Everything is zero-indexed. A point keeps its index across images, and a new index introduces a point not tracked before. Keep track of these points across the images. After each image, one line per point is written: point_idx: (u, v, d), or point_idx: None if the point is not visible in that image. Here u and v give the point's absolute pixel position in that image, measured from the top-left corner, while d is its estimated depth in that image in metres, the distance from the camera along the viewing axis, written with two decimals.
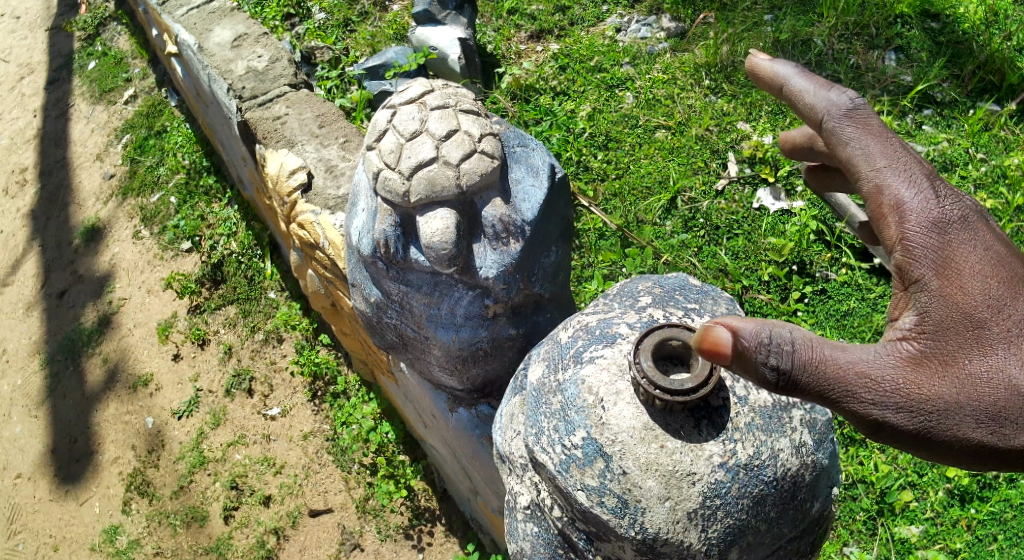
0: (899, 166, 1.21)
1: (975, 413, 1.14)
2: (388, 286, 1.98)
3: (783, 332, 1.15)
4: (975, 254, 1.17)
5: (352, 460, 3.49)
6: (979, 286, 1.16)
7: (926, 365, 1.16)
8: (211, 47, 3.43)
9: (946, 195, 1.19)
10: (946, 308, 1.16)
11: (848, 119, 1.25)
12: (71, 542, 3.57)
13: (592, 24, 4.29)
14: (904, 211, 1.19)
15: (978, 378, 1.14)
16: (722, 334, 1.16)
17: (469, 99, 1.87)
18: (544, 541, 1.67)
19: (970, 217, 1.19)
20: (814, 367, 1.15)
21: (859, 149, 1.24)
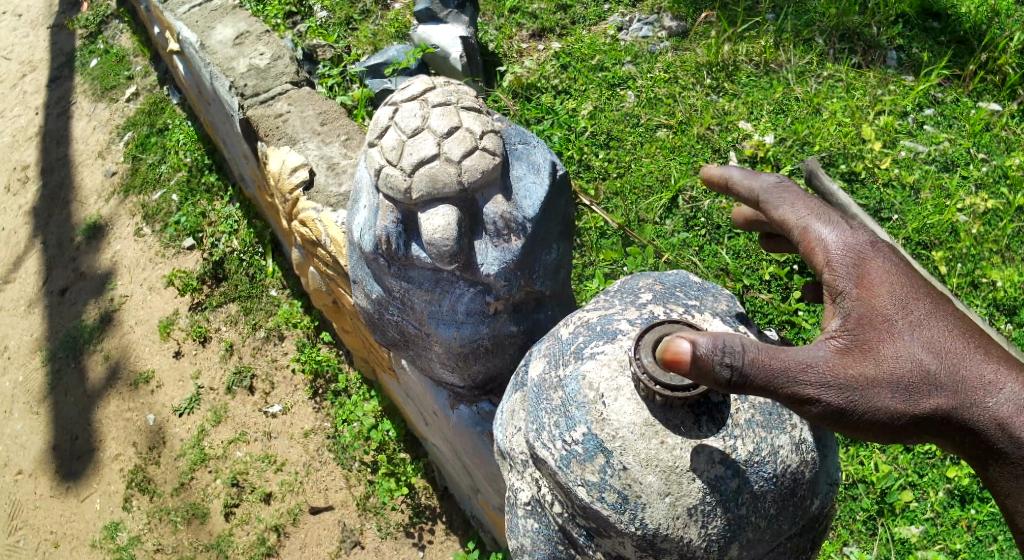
0: (815, 211, 1.37)
1: (896, 394, 1.27)
2: (389, 283, 1.99)
3: (738, 338, 1.23)
4: (885, 266, 1.32)
5: (353, 458, 3.49)
6: (888, 289, 1.30)
7: (851, 358, 1.28)
8: (212, 45, 3.43)
9: (855, 225, 1.36)
10: (862, 310, 1.30)
11: (773, 191, 1.43)
12: (72, 539, 3.57)
13: (593, 23, 4.29)
14: (824, 242, 1.34)
15: (896, 365, 1.27)
16: (683, 347, 1.23)
17: (470, 97, 1.87)
18: (545, 537, 1.67)
19: (877, 239, 1.35)
20: (765, 366, 1.22)
21: (784, 207, 1.39)
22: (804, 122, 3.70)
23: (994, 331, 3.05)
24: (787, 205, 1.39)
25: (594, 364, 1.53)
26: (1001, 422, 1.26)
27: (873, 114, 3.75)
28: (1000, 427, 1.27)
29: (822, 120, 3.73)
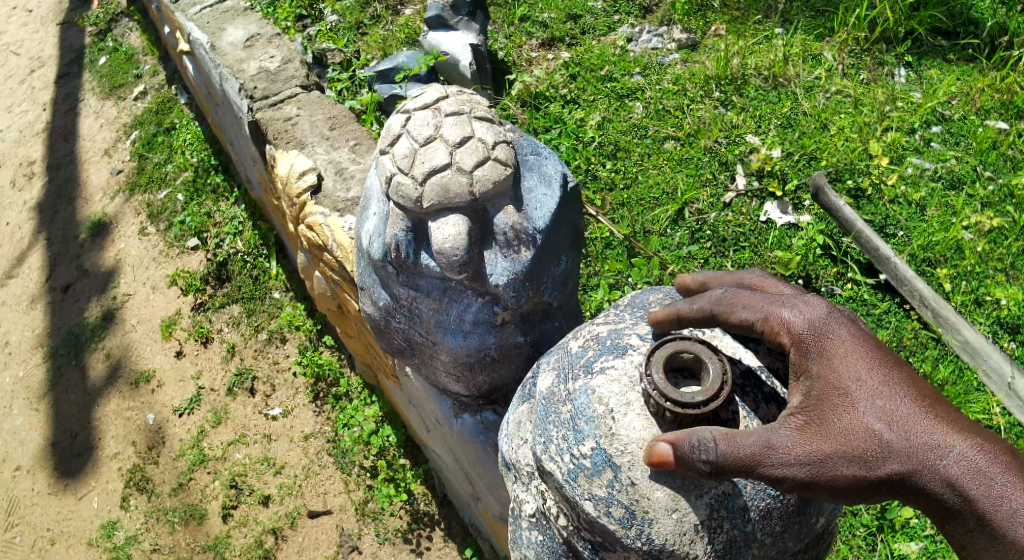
0: (768, 300, 1.41)
1: (852, 461, 1.26)
2: (397, 291, 1.99)
3: (705, 429, 1.30)
4: (840, 341, 1.34)
5: (352, 462, 3.49)
6: (845, 364, 1.32)
7: (810, 430, 1.29)
8: (223, 46, 3.44)
9: (810, 305, 1.38)
10: (819, 385, 1.32)
11: (721, 304, 1.47)
12: (68, 537, 3.56)
13: (603, 33, 4.31)
14: (779, 329, 1.38)
15: (853, 434, 1.27)
16: (664, 449, 1.31)
17: (483, 107, 1.88)
18: (548, 550, 1.70)
19: (834, 316, 1.37)
20: (722, 448, 1.27)
21: (737, 309, 1.44)
22: (812, 137, 3.71)
23: (998, 351, 3.05)
24: (741, 308, 1.43)
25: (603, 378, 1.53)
26: (961, 487, 1.22)
27: (880, 130, 3.75)
28: (961, 491, 1.22)
29: (830, 135, 3.74)
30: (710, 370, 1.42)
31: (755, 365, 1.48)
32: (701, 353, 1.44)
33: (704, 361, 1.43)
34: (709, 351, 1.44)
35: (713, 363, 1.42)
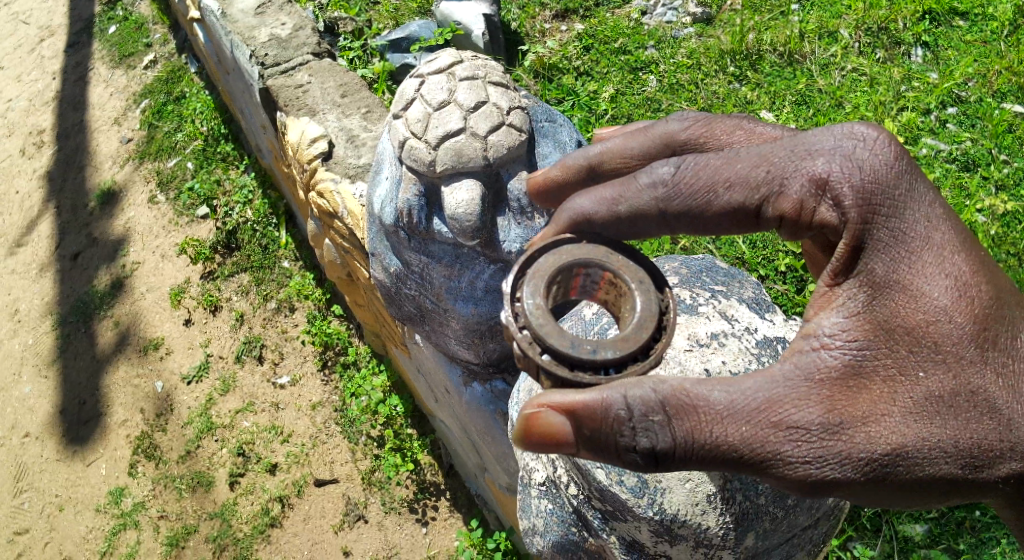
0: (774, 159, 1.25)
1: (935, 447, 1.11)
2: (408, 256, 1.98)
3: (639, 394, 1.12)
4: (918, 227, 1.17)
5: (360, 432, 3.50)
6: (927, 275, 1.15)
7: (877, 400, 1.12)
8: (234, 13, 3.40)
9: (864, 144, 1.21)
10: (899, 311, 1.14)
11: (689, 187, 1.28)
12: (77, 502, 3.60)
13: (617, 6, 4.26)
14: (814, 199, 1.22)
15: (937, 409, 1.12)
16: (555, 420, 1.15)
17: (498, 72, 1.85)
18: (557, 519, 1.72)
19: (904, 165, 1.19)
20: (684, 427, 1.13)
21: (721, 186, 1.27)
22: (826, 115, 3.66)
23: None
24: (723, 189, 1.27)
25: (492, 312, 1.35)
26: None
27: (895, 110, 3.70)
28: None
29: (844, 113, 3.69)
30: (630, 319, 1.25)
31: (769, 335, 1.64)
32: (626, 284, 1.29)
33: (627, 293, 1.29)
34: (645, 292, 1.27)
35: (638, 308, 1.26)
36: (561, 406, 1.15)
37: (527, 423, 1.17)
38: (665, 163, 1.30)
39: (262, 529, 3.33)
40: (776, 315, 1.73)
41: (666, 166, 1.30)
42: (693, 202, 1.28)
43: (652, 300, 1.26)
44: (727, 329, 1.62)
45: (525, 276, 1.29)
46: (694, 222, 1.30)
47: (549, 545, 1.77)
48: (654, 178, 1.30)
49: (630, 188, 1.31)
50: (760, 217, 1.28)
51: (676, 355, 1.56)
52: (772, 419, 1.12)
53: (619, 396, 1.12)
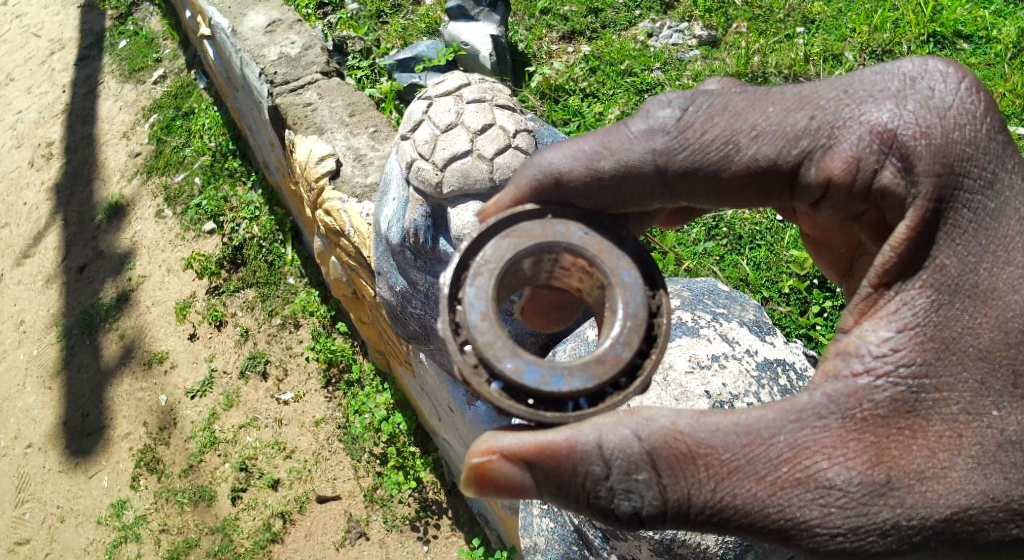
0: (815, 104, 1.40)
1: (1002, 505, 1.13)
2: (414, 275, 2.00)
3: (613, 445, 1.21)
4: (997, 196, 1.23)
5: (362, 449, 3.51)
6: (1012, 268, 1.19)
7: (931, 449, 1.16)
8: (244, 31, 3.44)
9: (941, 82, 1.31)
10: (965, 332, 1.18)
11: (690, 134, 1.45)
12: (78, 515, 3.61)
13: (624, 28, 4.30)
14: (878, 155, 1.33)
15: (1008, 461, 1.14)
16: (509, 469, 1.27)
17: (505, 95, 1.88)
18: (559, 536, 1.79)
19: (987, 113, 1.27)
20: (678, 488, 1.21)
21: (729, 136, 1.43)
22: None
23: None
24: (746, 138, 1.43)
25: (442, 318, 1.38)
26: None
27: None
28: None
29: None
30: (608, 337, 1.29)
31: (769, 357, 1.68)
32: (601, 274, 1.36)
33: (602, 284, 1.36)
34: (625, 301, 1.31)
35: (618, 316, 1.30)
36: (515, 454, 1.26)
37: (480, 471, 1.29)
38: (666, 107, 1.47)
39: (264, 544, 3.33)
40: (776, 338, 1.76)
41: (668, 110, 1.47)
42: (694, 150, 1.44)
43: (632, 304, 1.31)
44: (728, 351, 1.65)
45: (471, 276, 1.33)
46: (695, 175, 1.46)
47: None
48: (652, 124, 1.47)
49: (622, 136, 1.47)
50: (788, 170, 1.42)
51: (678, 377, 1.59)
52: (806, 479, 1.17)
53: (589, 446, 1.21)
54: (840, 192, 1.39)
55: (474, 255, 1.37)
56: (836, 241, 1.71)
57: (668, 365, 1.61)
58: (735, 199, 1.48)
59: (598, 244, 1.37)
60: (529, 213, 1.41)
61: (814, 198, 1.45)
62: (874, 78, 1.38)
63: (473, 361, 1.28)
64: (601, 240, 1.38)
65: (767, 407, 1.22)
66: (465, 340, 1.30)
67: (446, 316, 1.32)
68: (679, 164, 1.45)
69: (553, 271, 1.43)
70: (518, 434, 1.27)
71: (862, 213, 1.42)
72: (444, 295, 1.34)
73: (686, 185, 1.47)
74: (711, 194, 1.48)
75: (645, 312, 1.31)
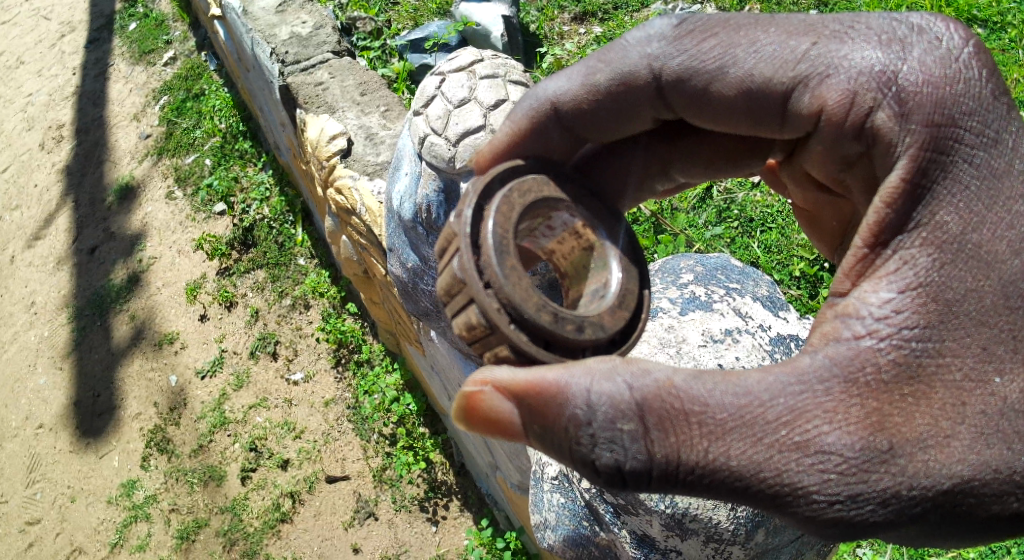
0: (820, 31, 1.35)
1: (1005, 478, 1.10)
2: (425, 252, 2.00)
3: (603, 392, 1.17)
4: (999, 156, 1.19)
5: (372, 429, 3.52)
6: (1013, 232, 1.16)
7: (934, 417, 1.11)
8: (255, 11, 3.43)
9: (950, 34, 1.25)
10: (963, 286, 1.14)
11: (686, 42, 1.43)
12: (89, 494, 3.64)
13: (636, 10, 4.25)
14: (875, 92, 1.27)
15: (1011, 430, 1.11)
16: (499, 402, 1.26)
17: (518, 71, 1.86)
18: (570, 512, 1.81)
19: (991, 75, 1.22)
20: (666, 443, 1.17)
21: (724, 48, 1.41)
22: None
23: None
24: (741, 52, 1.40)
25: (452, 258, 1.34)
26: None
27: None
28: None
29: None
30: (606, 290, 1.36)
31: (782, 333, 1.67)
32: (597, 238, 1.43)
33: (596, 248, 1.43)
34: (621, 262, 1.39)
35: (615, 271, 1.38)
36: (507, 388, 1.24)
37: (471, 401, 1.29)
38: (663, 18, 1.45)
39: (273, 524, 3.35)
40: (788, 314, 1.76)
41: (665, 20, 1.45)
42: (690, 57, 1.42)
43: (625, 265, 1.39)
44: (741, 325, 1.64)
45: (490, 215, 1.29)
46: (687, 81, 1.44)
47: (560, 540, 1.85)
48: (649, 33, 1.45)
49: (618, 47, 1.47)
50: (781, 91, 1.38)
51: (690, 350, 1.58)
52: (804, 444, 1.13)
53: (579, 390, 1.18)
54: (832, 123, 1.34)
55: (489, 200, 1.33)
56: (828, 214, 1.73)
57: (681, 339, 1.60)
58: (726, 114, 1.46)
59: (594, 211, 1.46)
60: (533, 168, 1.42)
61: (806, 127, 1.41)
62: (882, 21, 1.31)
63: (496, 305, 1.25)
64: (596, 208, 1.47)
65: (768, 371, 1.17)
66: (488, 282, 1.26)
67: (469, 255, 1.27)
68: (674, 69, 1.43)
69: (544, 235, 1.46)
70: (514, 368, 1.26)
71: (854, 154, 1.37)
72: (465, 236, 1.29)
73: (680, 96, 1.47)
74: (703, 107, 1.47)
75: (637, 276, 1.40)
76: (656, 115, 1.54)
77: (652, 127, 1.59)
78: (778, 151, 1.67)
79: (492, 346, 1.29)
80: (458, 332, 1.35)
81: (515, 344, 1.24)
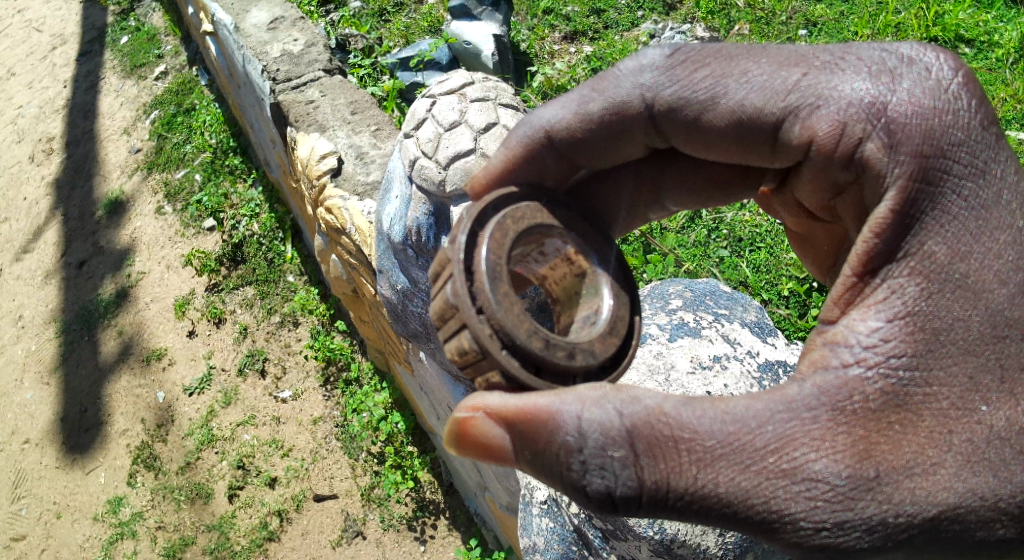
0: (810, 63, 1.37)
1: (992, 504, 1.11)
2: (415, 274, 2.00)
3: (593, 420, 1.17)
4: (989, 186, 1.21)
5: (360, 447, 3.50)
6: (1002, 261, 1.17)
7: (921, 445, 1.12)
8: (247, 28, 3.44)
9: (939, 66, 1.27)
10: (952, 314, 1.15)
11: (679, 71, 1.44)
12: (74, 511, 3.60)
13: (626, 29, 4.28)
14: (865, 124, 1.28)
15: (998, 458, 1.12)
16: (489, 427, 1.26)
17: (509, 94, 1.87)
18: (558, 536, 1.80)
19: (981, 105, 1.24)
20: (655, 470, 1.16)
21: (716, 78, 1.42)
22: None
23: None
24: (732, 83, 1.41)
25: (445, 284, 1.33)
26: None
27: None
28: None
29: None
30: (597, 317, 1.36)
31: (771, 359, 1.68)
32: (588, 265, 1.44)
33: (588, 275, 1.43)
34: (613, 288, 1.39)
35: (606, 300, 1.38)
36: (498, 414, 1.24)
37: (462, 426, 1.29)
38: (656, 47, 1.46)
39: (260, 542, 3.33)
40: (777, 339, 1.76)
41: (657, 50, 1.46)
42: (683, 87, 1.43)
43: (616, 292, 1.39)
44: (729, 352, 1.65)
45: (484, 242, 1.29)
46: (680, 110, 1.45)
47: None
48: (642, 62, 1.46)
49: (611, 75, 1.48)
50: (772, 121, 1.39)
51: (679, 378, 1.59)
52: (792, 471, 1.12)
53: (569, 417, 1.18)
54: (823, 153, 1.35)
55: (483, 225, 1.33)
56: (820, 237, 1.74)
57: (670, 365, 1.61)
58: (717, 143, 1.47)
59: (586, 237, 1.46)
60: (525, 194, 1.43)
61: (798, 155, 1.42)
62: (871, 53, 1.33)
63: (488, 330, 1.24)
64: (589, 233, 1.47)
65: (757, 398, 1.17)
66: (481, 308, 1.26)
67: (462, 281, 1.26)
68: (666, 98, 1.44)
69: (535, 260, 1.46)
70: (504, 394, 1.25)
71: (845, 182, 1.37)
72: (458, 263, 1.29)
73: (672, 125, 1.48)
74: (695, 135, 1.48)
75: (628, 301, 1.40)
76: (648, 143, 1.55)
77: (642, 154, 1.60)
78: (770, 179, 1.67)
79: (483, 371, 1.29)
80: (449, 357, 1.34)
81: (506, 369, 1.24)
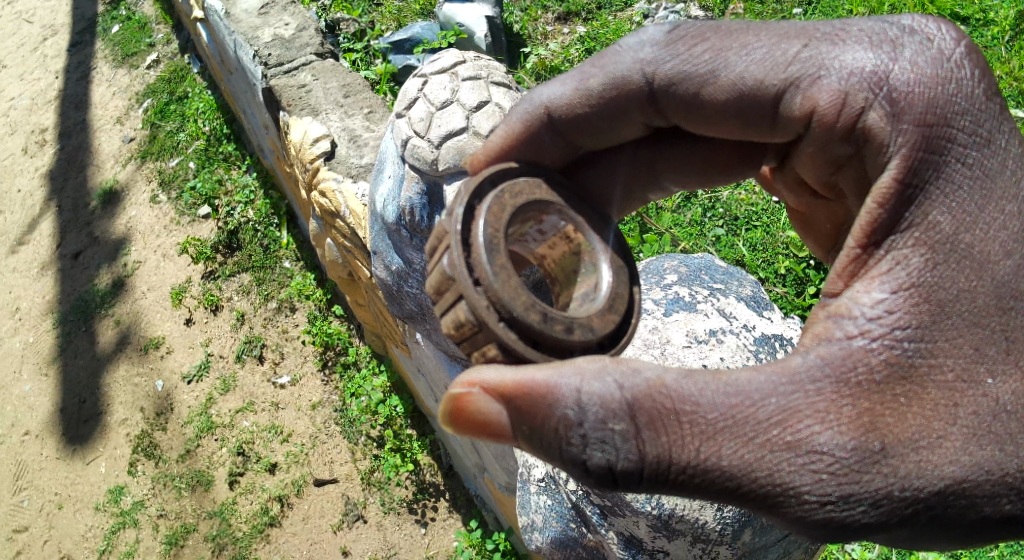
0: (811, 35, 1.36)
1: (998, 478, 1.11)
2: (410, 254, 2.00)
3: (593, 392, 1.17)
4: (991, 154, 1.20)
5: (360, 432, 3.51)
6: (1003, 232, 1.17)
7: (926, 418, 1.12)
8: (238, 13, 3.42)
9: (941, 36, 1.26)
10: (953, 287, 1.14)
11: (679, 46, 1.43)
12: (76, 501, 3.61)
13: (619, 9, 4.26)
14: (866, 94, 1.28)
15: (1003, 430, 1.11)
16: (487, 403, 1.25)
17: (501, 72, 1.86)
18: (557, 514, 1.81)
19: (983, 77, 1.23)
20: (657, 443, 1.16)
21: (716, 52, 1.41)
22: None
23: None
24: (733, 56, 1.40)
25: (442, 256, 1.33)
26: None
27: None
28: None
29: None
30: (597, 293, 1.36)
31: (767, 333, 1.68)
32: (586, 241, 1.43)
33: (586, 252, 1.43)
34: (612, 263, 1.39)
35: (605, 277, 1.38)
36: (496, 389, 1.23)
37: (460, 402, 1.28)
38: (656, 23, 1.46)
39: (262, 528, 3.34)
40: (773, 314, 1.76)
41: (658, 26, 1.45)
42: (682, 61, 1.42)
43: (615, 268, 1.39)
44: (725, 326, 1.65)
45: (483, 215, 1.29)
46: (680, 85, 1.44)
47: (549, 542, 1.86)
48: (643, 38, 1.45)
49: (612, 52, 1.47)
50: (772, 94, 1.38)
51: (675, 351, 1.59)
52: (796, 444, 1.12)
53: (570, 391, 1.18)
54: (824, 125, 1.35)
55: (480, 200, 1.33)
56: (820, 216, 1.73)
57: (665, 340, 1.61)
58: (717, 119, 1.46)
59: (585, 214, 1.46)
60: (523, 171, 1.42)
61: (798, 129, 1.41)
62: (872, 25, 1.33)
63: (485, 301, 1.24)
64: (587, 210, 1.47)
65: (759, 370, 1.17)
66: (478, 279, 1.26)
67: (459, 252, 1.27)
68: (666, 73, 1.43)
69: (534, 238, 1.45)
70: (501, 368, 1.25)
71: (845, 155, 1.37)
72: (456, 234, 1.28)
73: (671, 101, 1.47)
74: (695, 111, 1.47)
75: (627, 275, 1.41)
76: (648, 120, 1.54)
77: (642, 133, 1.59)
78: (770, 156, 1.67)
79: (480, 345, 1.28)
80: (446, 331, 1.33)
81: (504, 342, 1.24)
